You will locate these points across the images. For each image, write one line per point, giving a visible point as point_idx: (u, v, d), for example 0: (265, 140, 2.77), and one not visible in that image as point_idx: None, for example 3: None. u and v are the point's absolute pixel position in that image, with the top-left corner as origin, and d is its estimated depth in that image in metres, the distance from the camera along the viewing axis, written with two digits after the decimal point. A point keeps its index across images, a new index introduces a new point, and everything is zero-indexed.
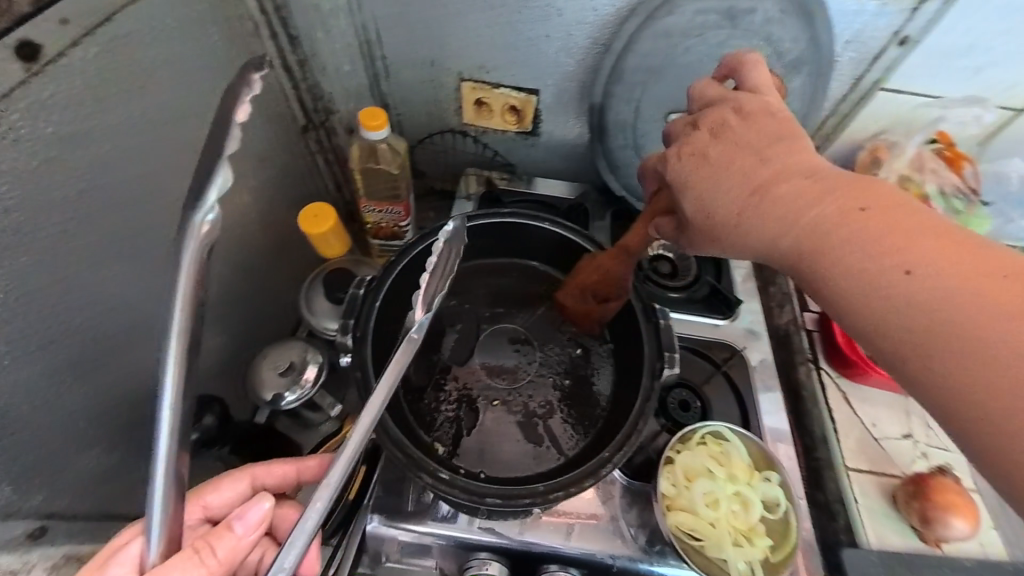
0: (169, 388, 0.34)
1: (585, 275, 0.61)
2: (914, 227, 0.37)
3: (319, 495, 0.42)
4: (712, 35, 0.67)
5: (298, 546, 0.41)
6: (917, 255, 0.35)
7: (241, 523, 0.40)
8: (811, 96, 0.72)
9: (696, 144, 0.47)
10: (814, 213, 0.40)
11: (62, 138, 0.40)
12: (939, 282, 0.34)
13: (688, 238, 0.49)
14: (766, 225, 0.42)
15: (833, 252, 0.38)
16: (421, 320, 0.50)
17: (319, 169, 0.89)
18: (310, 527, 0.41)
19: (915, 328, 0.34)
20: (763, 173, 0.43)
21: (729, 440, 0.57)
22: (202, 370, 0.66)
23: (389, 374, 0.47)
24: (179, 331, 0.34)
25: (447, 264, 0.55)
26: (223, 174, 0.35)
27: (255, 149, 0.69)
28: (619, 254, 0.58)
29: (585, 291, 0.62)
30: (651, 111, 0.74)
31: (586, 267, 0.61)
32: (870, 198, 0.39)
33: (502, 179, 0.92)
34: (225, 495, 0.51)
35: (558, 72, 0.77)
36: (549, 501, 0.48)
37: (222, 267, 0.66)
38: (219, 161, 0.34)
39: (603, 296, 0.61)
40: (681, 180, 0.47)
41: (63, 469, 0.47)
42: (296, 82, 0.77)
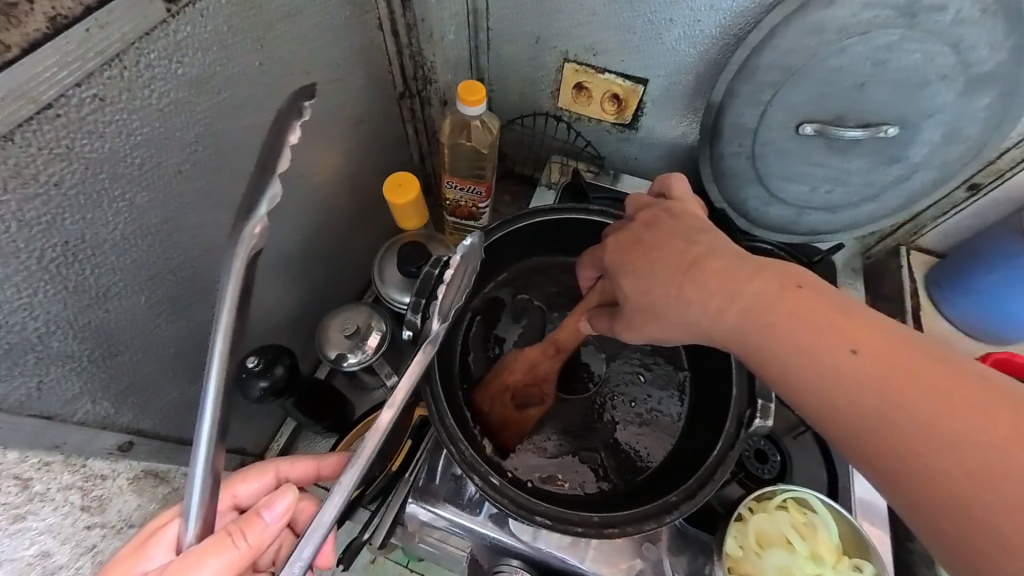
0: (213, 377, 0.36)
1: (513, 374, 0.60)
2: (842, 308, 0.38)
3: (335, 493, 0.41)
4: (878, 35, 0.54)
5: (315, 540, 0.41)
6: (847, 334, 0.37)
7: (268, 513, 0.40)
8: (996, 121, 0.59)
9: (625, 237, 0.50)
10: (748, 291, 0.41)
11: (191, 81, 0.41)
12: (878, 364, 0.35)
13: (625, 321, 0.48)
14: (703, 303, 0.42)
15: (767, 333, 0.39)
16: (437, 332, 0.48)
17: (408, 139, 0.87)
18: (327, 523, 0.41)
19: (858, 410, 0.35)
20: (694, 254, 0.44)
21: (815, 512, 0.53)
22: (276, 320, 0.69)
23: (412, 369, 0.46)
24: (226, 328, 0.36)
25: (464, 279, 0.52)
26: (276, 182, 0.37)
27: (354, 111, 0.69)
28: (545, 352, 0.59)
29: (506, 396, 0.59)
30: (778, 117, 0.63)
31: (510, 370, 0.60)
32: (799, 281, 0.40)
33: (589, 171, 0.86)
34: (252, 486, 0.51)
35: (674, 62, 0.69)
36: (603, 535, 0.47)
37: (307, 225, 0.68)
38: (272, 177, 0.37)
39: (529, 393, 0.60)
40: (616, 269, 0.49)
41: (155, 396, 0.50)
42: (400, 47, 0.73)
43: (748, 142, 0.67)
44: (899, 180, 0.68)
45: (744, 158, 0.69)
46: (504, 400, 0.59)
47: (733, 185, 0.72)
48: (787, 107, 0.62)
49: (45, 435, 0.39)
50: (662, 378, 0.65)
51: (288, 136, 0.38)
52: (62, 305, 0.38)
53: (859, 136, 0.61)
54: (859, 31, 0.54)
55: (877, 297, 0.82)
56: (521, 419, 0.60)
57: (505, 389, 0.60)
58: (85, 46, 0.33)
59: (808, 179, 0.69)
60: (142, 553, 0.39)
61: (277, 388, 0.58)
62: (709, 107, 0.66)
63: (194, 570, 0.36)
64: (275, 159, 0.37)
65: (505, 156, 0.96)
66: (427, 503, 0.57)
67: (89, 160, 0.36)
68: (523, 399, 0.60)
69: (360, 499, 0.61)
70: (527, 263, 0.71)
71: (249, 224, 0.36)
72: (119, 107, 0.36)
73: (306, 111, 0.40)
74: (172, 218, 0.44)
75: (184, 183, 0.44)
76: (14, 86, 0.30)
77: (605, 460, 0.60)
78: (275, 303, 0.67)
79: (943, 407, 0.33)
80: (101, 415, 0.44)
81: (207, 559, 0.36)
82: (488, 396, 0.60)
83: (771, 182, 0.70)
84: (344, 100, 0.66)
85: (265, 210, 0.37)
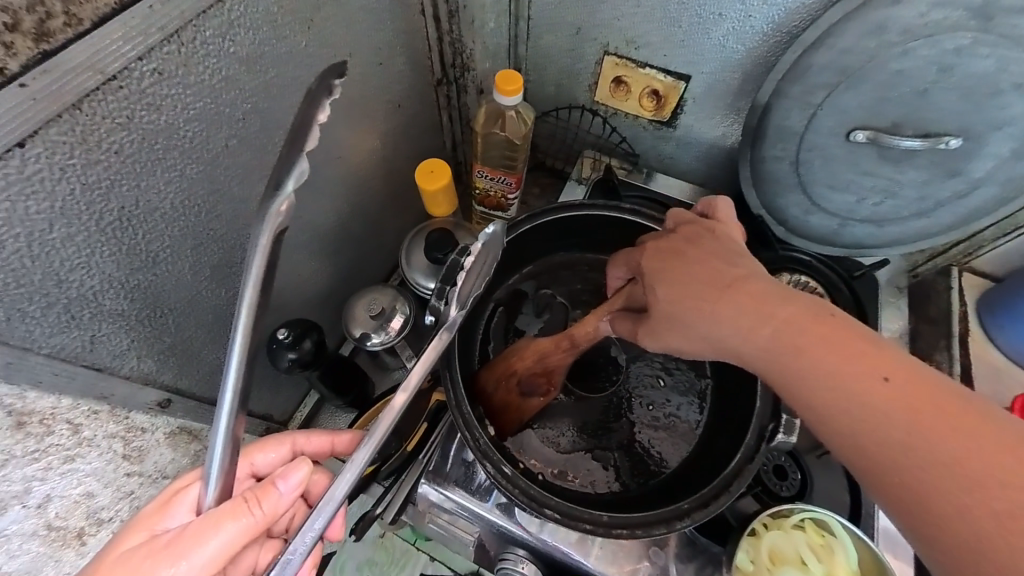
0: (235, 353, 0.36)
1: (521, 360, 0.57)
2: (875, 340, 0.38)
3: (348, 468, 0.43)
4: (948, 39, 0.51)
5: (326, 514, 0.42)
6: (882, 365, 0.36)
7: (284, 483, 0.42)
8: None
9: (664, 245, 0.50)
10: (781, 313, 0.40)
11: (241, 59, 0.42)
12: (910, 399, 0.34)
13: (649, 328, 0.48)
14: (735, 320, 0.42)
15: (799, 356, 0.39)
16: (454, 319, 0.49)
17: (442, 126, 0.87)
18: (338, 497, 0.42)
19: (890, 443, 0.34)
20: (730, 272, 0.44)
21: (834, 535, 0.51)
22: (306, 296, 0.72)
23: (425, 356, 0.48)
24: (249, 306, 0.36)
25: (482, 268, 0.53)
26: (301, 161, 0.37)
27: (392, 96, 0.70)
28: (558, 345, 0.57)
29: (510, 381, 0.58)
30: (830, 121, 0.60)
31: (519, 356, 0.58)
32: (834, 310, 0.40)
33: (622, 169, 0.85)
34: (269, 457, 0.53)
35: (720, 59, 0.67)
36: (611, 535, 0.47)
37: (341, 205, 0.70)
38: (300, 154, 0.36)
39: (533, 383, 0.58)
40: (649, 275, 0.49)
41: (193, 358, 0.53)
42: (441, 33, 0.73)
43: (793, 146, 0.64)
44: (957, 196, 0.64)
45: (787, 163, 0.66)
46: (507, 385, 0.57)
47: (773, 191, 0.70)
48: (840, 111, 0.59)
49: (95, 386, 0.42)
50: (682, 385, 0.63)
51: (316, 114, 0.37)
52: (116, 267, 0.40)
53: (916, 146, 0.58)
54: (928, 33, 0.51)
55: (921, 319, 0.77)
56: (519, 406, 0.58)
57: (510, 374, 0.58)
58: (148, 21, 0.34)
59: (855, 189, 0.66)
60: (165, 511, 0.41)
61: (304, 362, 0.61)
62: (754, 108, 0.63)
63: (212, 532, 0.38)
64: (305, 138, 0.36)
65: (538, 148, 0.96)
66: (438, 485, 0.59)
67: (146, 130, 0.38)
68: (526, 387, 0.58)
69: (375, 474, 0.63)
70: (554, 257, 0.71)
71: (273, 202, 0.36)
72: (175, 80, 0.38)
73: (336, 88, 0.38)
74: (217, 190, 0.46)
75: (230, 157, 0.46)
76: (84, 56, 0.32)
77: (617, 461, 0.59)
78: (306, 279, 0.70)
79: (972, 449, 0.32)
80: (144, 371, 0.47)
81: (225, 522, 0.38)
82: (492, 378, 0.58)
83: (814, 190, 0.67)
84: (383, 84, 0.67)
85: (291, 188, 0.37)
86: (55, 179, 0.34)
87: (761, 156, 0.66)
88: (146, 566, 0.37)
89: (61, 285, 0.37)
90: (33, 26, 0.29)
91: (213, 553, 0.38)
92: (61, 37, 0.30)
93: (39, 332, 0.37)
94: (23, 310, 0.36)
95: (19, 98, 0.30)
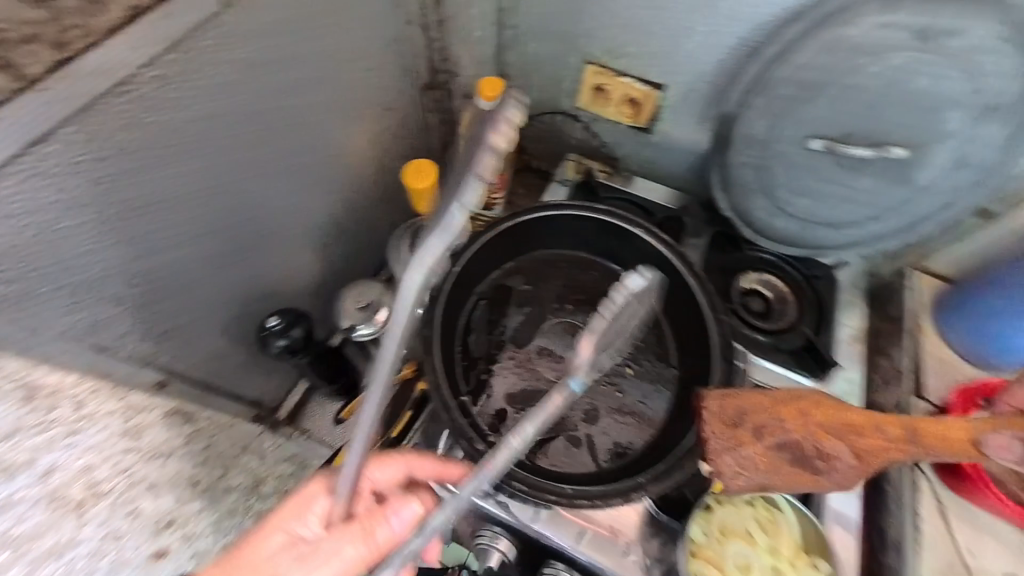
0: (374, 399, 0.39)
1: (810, 415, 0.52)
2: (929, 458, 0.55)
3: (449, 504, 0.43)
4: (893, 57, 0.55)
5: (419, 541, 0.45)
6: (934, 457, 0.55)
7: (395, 519, 0.48)
8: (1004, 147, 0.59)
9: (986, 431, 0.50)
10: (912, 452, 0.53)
11: (241, 64, 0.49)
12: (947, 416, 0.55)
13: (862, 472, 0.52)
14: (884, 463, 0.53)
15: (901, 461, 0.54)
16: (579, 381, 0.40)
17: (429, 128, 0.91)
18: (429, 531, 0.44)
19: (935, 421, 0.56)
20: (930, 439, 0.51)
21: (782, 511, 0.55)
22: (303, 287, 0.76)
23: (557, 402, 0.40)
24: (388, 359, 0.38)
25: (625, 313, 0.43)
26: (455, 220, 0.33)
27: (384, 98, 0.76)
28: (869, 429, 0.52)
29: (773, 429, 0.52)
30: (791, 130, 0.65)
31: (804, 408, 0.53)
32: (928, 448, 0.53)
33: (603, 172, 0.89)
34: (387, 474, 0.54)
35: (693, 70, 0.72)
36: (573, 504, 0.51)
37: (336, 203, 0.75)
38: (455, 210, 0.33)
39: (814, 449, 0.52)
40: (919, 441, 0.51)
41: (193, 341, 0.60)
42: (429, 41, 0.79)
43: (758, 152, 0.68)
44: (905, 202, 0.67)
45: (753, 168, 0.70)
46: (764, 429, 0.52)
47: (742, 196, 0.74)
48: (798, 121, 0.64)
49: (97, 363, 0.46)
50: (651, 374, 0.66)
51: (477, 158, 0.32)
52: (118, 257, 0.45)
53: (866, 155, 0.62)
54: (872, 50, 0.56)
55: (881, 317, 0.78)
56: (784, 467, 0.52)
57: (783, 422, 0.52)
58: (157, 35, 0.39)
59: (815, 194, 0.69)
60: (303, 514, 0.47)
61: (293, 348, 0.64)
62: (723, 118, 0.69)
63: (342, 549, 0.47)
64: (465, 189, 0.32)
65: (526, 150, 1.00)
66: None
67: (154, 127, 0.43)
68: (793, 446, 0.52)
69: None
70: (533, 255, 0.73)
71: (410, 266, 0.34)
72: (178, 85, 0.43)
73: (511, 113, 0.33)
74: (215, 189, 0.52)
75: (231, 154, 0.52)
76: (100, 64, 0.36)
77: (589, 445, 0.61)
78: (298, 273, 0.73)
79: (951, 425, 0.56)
80: (146, 350, 0.54)
81: (344, 546, 0.47)
82: (753, 413, 0.52)
83: (777, 193, 0.71)
84: (374, 88, 0.73)
85: (440, 244, 0.34)
86: (70, 175, 0.38)
87: (729, 161, 0.71)
88: (285, 566, 0.46)
89: (75, 270, 0.42)
90: (54, 36, 0.33)
91: (337, 566, 0.47)
92: (78, 45, 0.34)
93: (54, 313, 0.42)
94: (36, 292, 0.40)
95: (42, 101, 0.34)
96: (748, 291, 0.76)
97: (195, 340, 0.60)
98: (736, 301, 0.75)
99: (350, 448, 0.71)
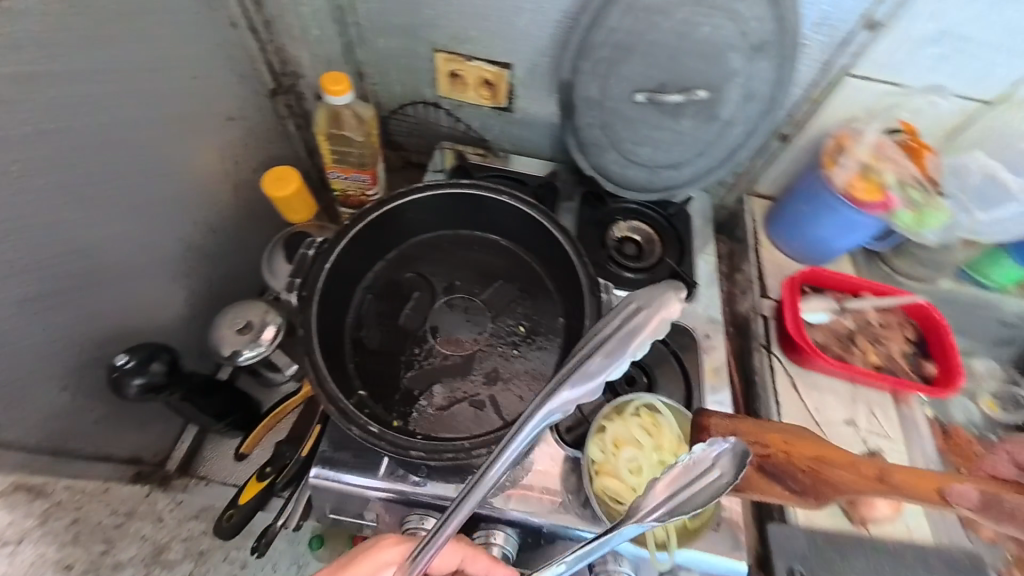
0: (468, 503, 0.45)
1: (797, 446, 0.51)
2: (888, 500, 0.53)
3: None
4: (678, 12, 0.65)
5: None
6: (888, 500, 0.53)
7: None
8: (777, 80, 0.69)
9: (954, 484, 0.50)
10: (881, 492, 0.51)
11: (21, 78, 0.45)
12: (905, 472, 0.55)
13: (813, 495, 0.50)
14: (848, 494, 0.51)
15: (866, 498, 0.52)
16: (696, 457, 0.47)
17: (290, 135, 0.90)
18: None
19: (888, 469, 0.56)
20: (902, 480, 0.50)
21: (662, 413, 0.59)
22: (165, 324, 0.71)
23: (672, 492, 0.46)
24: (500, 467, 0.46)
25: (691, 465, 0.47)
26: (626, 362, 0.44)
27: (224, 105, 0.73)
28: (846, 460, 0.51)
29: (760, 450, 0.51)
30: (617, 87, 0.72)
31: (789, 437, 0.52)
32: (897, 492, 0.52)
33: (478, 154, 0.92)
34: (447, 565, 0.53)
35: (532, 46, 0.77)
36: (472, 456, 0.50)
37: (189, 226, 0.71)
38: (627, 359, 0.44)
39: (790, 474, 0.50)
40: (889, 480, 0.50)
41: (26, 400, 0.53)
42: (262, 44, 0.78)
43: (598, 112, 0.76)
44: (718, 135, 0.76)
45: (598, 127, 0.77)
46: (752, 452, 0.51)
47: (597, 153, 0.80)
48: (621, 77, 0.72)
49: None
50: (544, 329, 0.68)
51: (648, 324, 0.45)
52: None
53: (678, 100, 0.72)
54: (658, 9, 0.65)
55: (733, 241, 0.88)
56: (762, 488, 0.51)
57: (770, 447, 0.51)
58: None
59: (649, 142, 0.78)
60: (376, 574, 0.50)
61: (155, 386, 0.58)
62: (563, 85, 0.74)
63: None
64: (630, 346, 0.45)
65: (401, 146, 1.00)
66: (336, 473, 0.60)
67: None
68: (775, 470, 0.51)
69: (270, 486, 0.65)
70: (414, 241, 0.74)
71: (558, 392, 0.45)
72: None
73: (675, 301, 0.46)
74: (7, 225, 0.47)
75: (31, 180, 0.48)
76: None
77: (493, 404, 0.62)
78: (158, 307, 0.69)
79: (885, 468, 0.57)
80: None
81: None
82: (749, 436, 0.52)
83: (621, 146, 0.79)
84: (208, 97, 0.69)
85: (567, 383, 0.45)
86: None
87: (578, 124, 0.77)
88: None
89: None
90: None
91: None
92: None
93: None
94: None
95: None
96: (623, 238, 0.84)
97: (29, 396, 0.54)
98: (612, 247, 0.83)
99: (257, 479, 0.66)
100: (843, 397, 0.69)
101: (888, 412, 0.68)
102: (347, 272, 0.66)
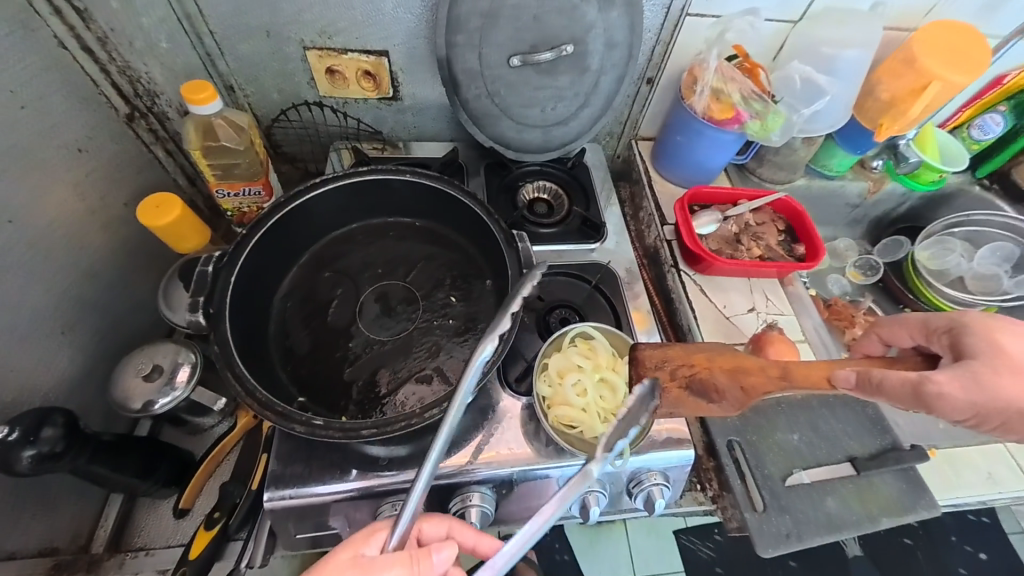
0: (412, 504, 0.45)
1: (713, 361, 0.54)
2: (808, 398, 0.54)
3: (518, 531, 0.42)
4: None
5: None
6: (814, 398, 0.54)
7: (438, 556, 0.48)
8: (629, 28, 0.76)
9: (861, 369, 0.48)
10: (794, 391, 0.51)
11: None
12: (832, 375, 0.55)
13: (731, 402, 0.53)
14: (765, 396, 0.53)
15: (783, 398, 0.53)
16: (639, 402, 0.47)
17: (160, 162, 0.80)
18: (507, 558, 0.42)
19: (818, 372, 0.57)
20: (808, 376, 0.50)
21: (595, 338, 0.64)
22: (50, 391, 0.63)
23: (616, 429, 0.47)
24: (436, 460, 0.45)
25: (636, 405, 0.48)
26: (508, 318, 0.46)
27: (69, 135, 0.65)
28: (750, 364, 0.53)
29: (687, 371, 0.55)
30: (493, 56, 0.75)
31: (711, 355, 0.55)
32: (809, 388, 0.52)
33: (375, 148, 0.91)
34: (434, 529, 0.55)
35: (403, 29, 0.77)
36: (425, 418, 0.51)
37: (53, 275, 0.63)
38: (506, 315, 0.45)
39: (711, 388, 0.53)
40: (786, 373, 0.51)
41: None
42: (103, 64, 0.68)
43: (481, 83, 0.78)
44: (595, 87, 0.82)
45: (485, 97, 0.80)
46: (681, 373, 0.55)
47: (491, 124, 0.82)
48: (494, 45, 0.75)
49: None
50: (475, 293, 0.70)
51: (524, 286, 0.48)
52: None
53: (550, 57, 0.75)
54: None
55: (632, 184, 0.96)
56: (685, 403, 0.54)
57: (691, 365, 0.55)
58: None
59: (536, 104, 0.82)
60: (368, 538, 0.48)
61: (53, 452, 0.52)
62: (441, 62, 0.76)
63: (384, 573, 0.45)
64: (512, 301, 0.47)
65: (294, 156, 0.95)
66: (292, 491, 0.57)
67: None
68: (698, 387, 0.53)
69: (223, 531, 0.58)
70: (324, 240, 0.72)
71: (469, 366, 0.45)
72: None
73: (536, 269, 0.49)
74: None
75: None
76: None
77: (440, 375, 0.62)
78: (35, 372, 0.61)
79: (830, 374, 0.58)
80: None
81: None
82: (673, 358, 0.56)
83: (512, 112, 0.82)
84: (42, 129, 0.61)
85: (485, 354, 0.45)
86: None
87: (465, 98, 0.79)
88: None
89: None
90: None
91: None
92: None
93: None
94: None
95: None
96: (532, 200, 0.88)
97: None
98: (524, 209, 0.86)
99: (204, 528, 0.60)
100: (742, 291, 0.79)
101: (779, 293, 0.80)
102: (254, 283, 0.62)
